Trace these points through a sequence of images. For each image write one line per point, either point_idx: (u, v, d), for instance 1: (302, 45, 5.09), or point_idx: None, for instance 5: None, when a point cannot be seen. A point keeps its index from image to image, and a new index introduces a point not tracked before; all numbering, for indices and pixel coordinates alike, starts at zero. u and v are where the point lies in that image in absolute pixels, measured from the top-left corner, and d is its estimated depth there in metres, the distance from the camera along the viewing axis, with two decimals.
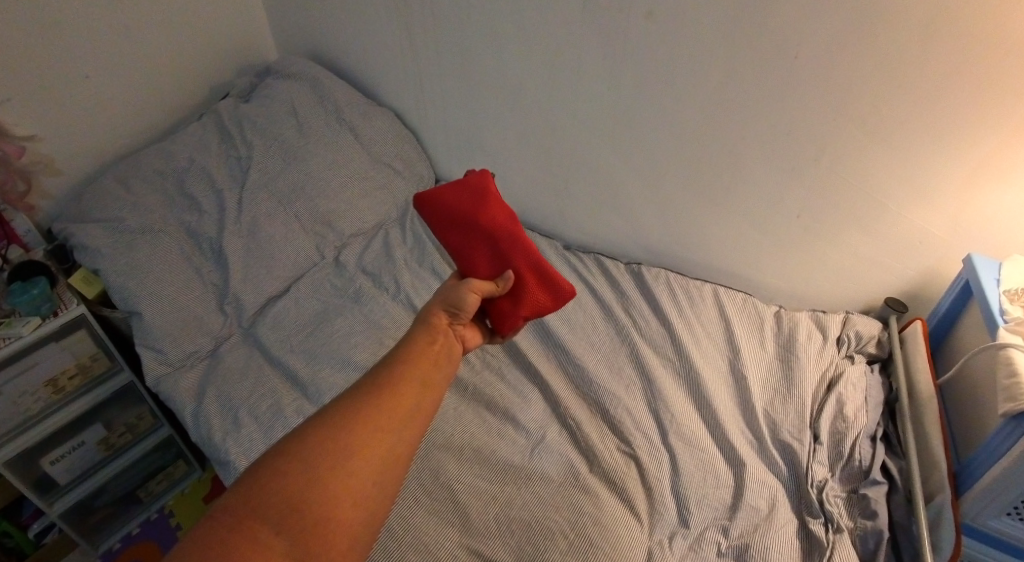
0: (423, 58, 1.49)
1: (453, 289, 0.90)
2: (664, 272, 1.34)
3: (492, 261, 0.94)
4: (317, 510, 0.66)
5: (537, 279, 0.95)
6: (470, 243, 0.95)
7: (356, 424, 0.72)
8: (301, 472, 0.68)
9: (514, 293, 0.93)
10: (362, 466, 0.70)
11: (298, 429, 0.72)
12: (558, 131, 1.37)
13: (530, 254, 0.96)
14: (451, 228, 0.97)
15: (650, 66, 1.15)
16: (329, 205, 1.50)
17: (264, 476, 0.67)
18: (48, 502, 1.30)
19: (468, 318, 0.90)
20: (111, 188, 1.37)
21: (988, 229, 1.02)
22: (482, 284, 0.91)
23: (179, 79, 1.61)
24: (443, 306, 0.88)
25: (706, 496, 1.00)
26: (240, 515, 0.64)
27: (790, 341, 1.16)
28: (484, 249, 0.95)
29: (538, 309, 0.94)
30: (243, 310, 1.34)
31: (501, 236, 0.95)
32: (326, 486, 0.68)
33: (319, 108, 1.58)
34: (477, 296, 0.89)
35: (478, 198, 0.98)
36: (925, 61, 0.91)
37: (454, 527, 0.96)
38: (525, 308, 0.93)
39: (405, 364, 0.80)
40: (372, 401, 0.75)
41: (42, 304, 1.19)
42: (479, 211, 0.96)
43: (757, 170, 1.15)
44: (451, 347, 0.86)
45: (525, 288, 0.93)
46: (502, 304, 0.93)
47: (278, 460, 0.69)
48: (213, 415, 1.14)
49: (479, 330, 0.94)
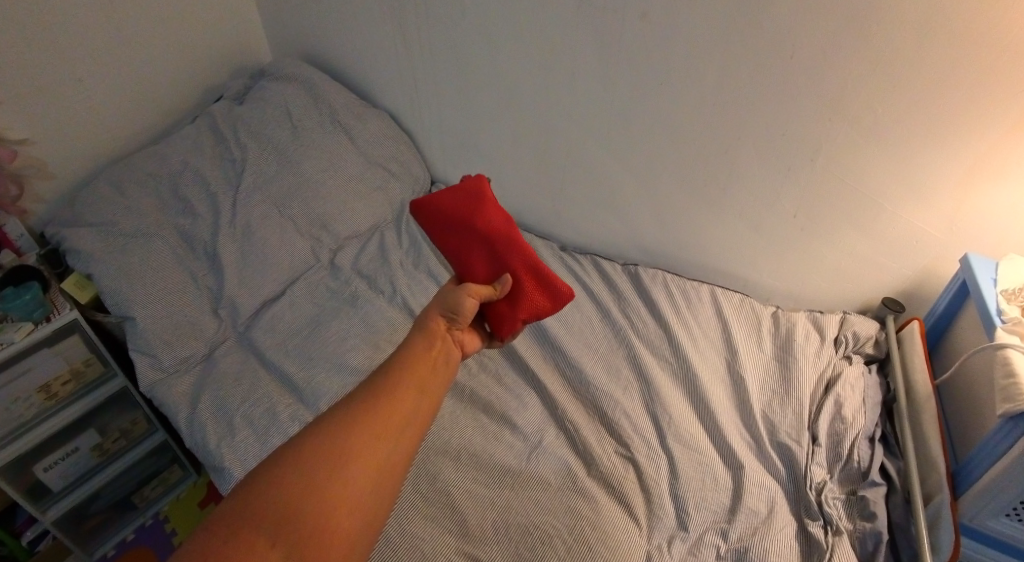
0: (418, 59, 1.48)
1: (451, 293, 0.89)
2: (661, 273, 1.34)
3: (491, 263, 0.94)
4: (310, 518, 0.66)
5: (535, 281, 0.94)
6: (467, 247, 0.96)
7: (351, 432, 0.73)
8: (296, 480, 0.68)
9: (513, 296, 0.93)
10: (355, 471, 0.70)
11: (295, 438, 0.73)
12: (553, 132, 1.37)
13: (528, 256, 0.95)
14: (448, 231, 0.97)
15: (646, 67, 1.15)
16: (323, 207, 1.49)
17: (260, 485, 0.68)
18: (42, 509, 1.29)
19: (466, 322, 0.89)
20: (104, 192, 1.36)
21: (985, 229, 1.02)
22: (480, 287, 0.90)
23: (173, 81, 1.60)
24: (441, 311, 0.88)
25: (705, 499, 1.00)
26: (236, 524, 0.65)
27: (787, 342, 1.16)
28: (481, 252, 0.95)
29: (536, 312, 0.94)
30: (238, 314, 1.33)
31: (497, 238, 0.95)
32: (319, 493, 0.68)
33: (313, 110, 1.58)
34: (474, 300, 0.89)
35: (472, 201, 0.98)
36: (920, 60, 0.91)
37: (452, 534, 0.96)
38: (524, 311, 0.93)
39: (401, 371, 0.80)
40: (366, 407, 0.75)
41: (35, 310, 1.19)
42: (476, 216, 0.96)
43: (753, 170, 1.14)
44: (449, 352, 0.86)
45: (523, 292, 0.93)
46: (500, 307, 0.93)
47: (273, 469, 0.69)
48: (208, 420, 1.13)
49: (478, 334, 0.95)
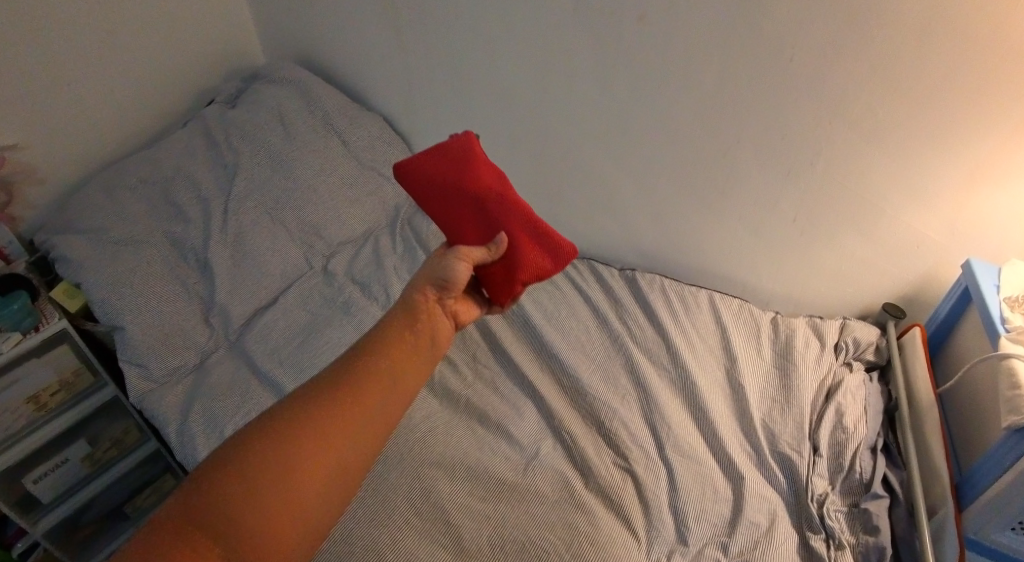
0: (413, 62, 1.46)
1: (440, 260, 0.83)
2: (658, 278, 1.32)
3: (483, 224, 0.89)
4: (252, 524, 0.63)
5: (532, 240, 0.89)
6: (458, 209, 0.91)
7: (309, 431, 0.68)
8: (244, 481, 0.64)
9: (509, 258, 0.87)
10: (310, 478, 0.66)
11: (253, 429, 0.69)
12: (550, 135, 1.35)
13: (521, 210, 0.92)
14: (434, 196, 0.92)
15: (643, 71, 1.13)
16: (317, 213, 1.47)
17: (210, 480, 0.65)
18: (32, 522, 1.27)
19: (458, 292, 0.83)
20: (95, 199, 1.34)
21: (987, 234, 1.00)
22: (471, 250, 0.84)
23: (164, 85, 1.58)
24: (429, 280, 0.82)
25: (705, 511, 0.98)
26: (180, 523, 0.62)
27: (787, 349, 1.14)
28: (473, 214, 0.90)
29: (536, 274, 0.88)
30: (230, 321, 1.31)
31: (489, 197, 0.90)
32: (267, 498, 0.64)
33: (306, 114, 1.56)
34: (466, 266, 0.83)
35: (461, 163, 0.93)
36: (921, 64, 0.90)
37: (445, 550, 0.94)
38: (525, 274, 0.87)
39: (376, 356, 0.75)
40: (334, 396, 0.71)
41: (23, 320, 1.16)
42: (463, 175, 0.92)
43: (752, 175, 1.13)
44: (437, 327, 0.81)
45: (520, 251, 0.87)
46: (496, 273, 0.87)
47: (225, 464, 0.66)
48: (199, 432, 1.12)
49: (473, 303, 0.88)
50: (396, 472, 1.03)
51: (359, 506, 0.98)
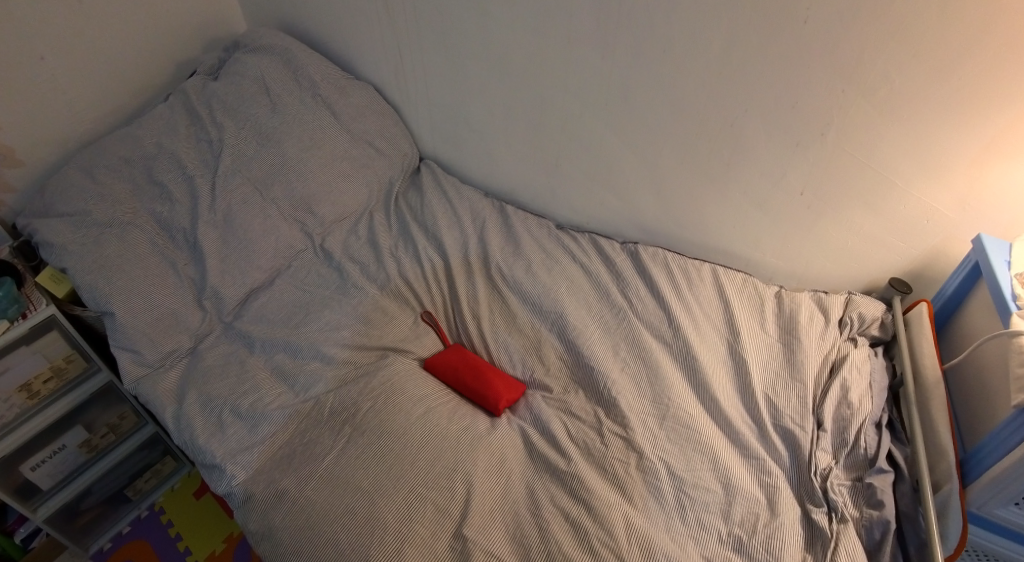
0: (404, 29, 1.39)
1: None
2: (662, 253, 1.28)
3: (474, 386, 1.16)
4: None
5: (496, 382, 1.16)
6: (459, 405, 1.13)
7: None
8: None
9: (487, 401, 1.15)
10: None
11: None
12: (547, 104, 1.30)
13: (490, 367, 1.19)
14: (449, 371, 1.19)
15: (646, 34, 1.08)
16: (307, 189, 1.43)
17: None
18: (31, 509, 1.27)
19: None
20: (76, 179, 1.29)
21: (1000, 210, 0.98)
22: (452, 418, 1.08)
23: (140, 55, 1.50)
24: None
25: (701, 479, 0.99)
26: None
27: (792, 324, 1.12)
28: (474, 395, 1.16)
29: (496, 389, 1.15)
30: (223, 303, 1.28)
31: (474, 382, 1.17)
32: None
33: (293, 85, 1.49)
34: None
35: (467, 394, 1.17)
36: (942, 29, 0.86)
37: (451, 519, 0.96)
38: (494, 396, 1.14)
39: None
40: None
41: (9, 307, 1.12)
42: (462, 355, 1.21)
43: (758, 145, 1.09)
44: None
45: (492, 389, 1.15)
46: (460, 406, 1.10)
47: None
48: (196, 415, 1.10)
49: None
50: (399, 452, 1.03)
51: (365, 485, 0.99)
